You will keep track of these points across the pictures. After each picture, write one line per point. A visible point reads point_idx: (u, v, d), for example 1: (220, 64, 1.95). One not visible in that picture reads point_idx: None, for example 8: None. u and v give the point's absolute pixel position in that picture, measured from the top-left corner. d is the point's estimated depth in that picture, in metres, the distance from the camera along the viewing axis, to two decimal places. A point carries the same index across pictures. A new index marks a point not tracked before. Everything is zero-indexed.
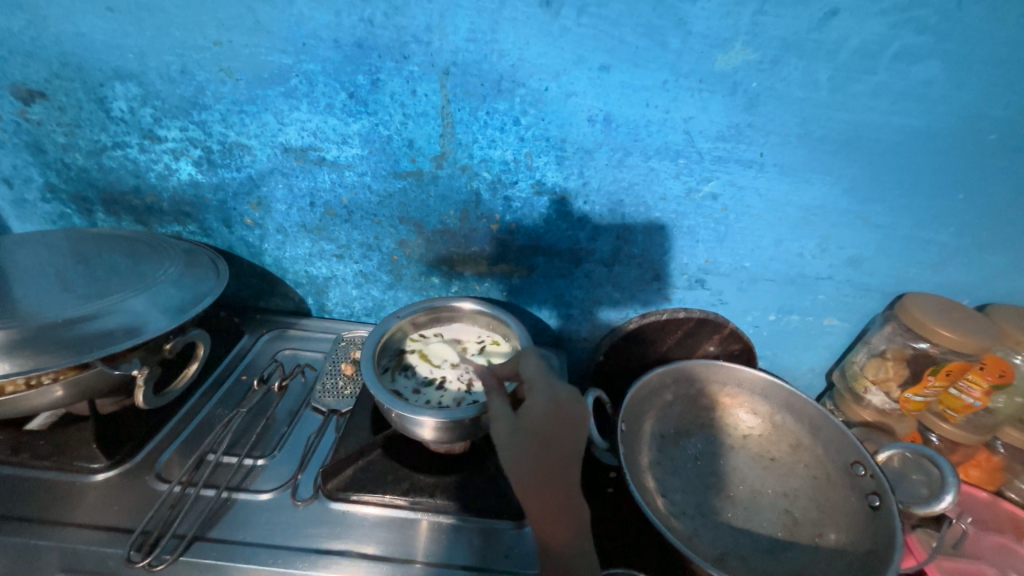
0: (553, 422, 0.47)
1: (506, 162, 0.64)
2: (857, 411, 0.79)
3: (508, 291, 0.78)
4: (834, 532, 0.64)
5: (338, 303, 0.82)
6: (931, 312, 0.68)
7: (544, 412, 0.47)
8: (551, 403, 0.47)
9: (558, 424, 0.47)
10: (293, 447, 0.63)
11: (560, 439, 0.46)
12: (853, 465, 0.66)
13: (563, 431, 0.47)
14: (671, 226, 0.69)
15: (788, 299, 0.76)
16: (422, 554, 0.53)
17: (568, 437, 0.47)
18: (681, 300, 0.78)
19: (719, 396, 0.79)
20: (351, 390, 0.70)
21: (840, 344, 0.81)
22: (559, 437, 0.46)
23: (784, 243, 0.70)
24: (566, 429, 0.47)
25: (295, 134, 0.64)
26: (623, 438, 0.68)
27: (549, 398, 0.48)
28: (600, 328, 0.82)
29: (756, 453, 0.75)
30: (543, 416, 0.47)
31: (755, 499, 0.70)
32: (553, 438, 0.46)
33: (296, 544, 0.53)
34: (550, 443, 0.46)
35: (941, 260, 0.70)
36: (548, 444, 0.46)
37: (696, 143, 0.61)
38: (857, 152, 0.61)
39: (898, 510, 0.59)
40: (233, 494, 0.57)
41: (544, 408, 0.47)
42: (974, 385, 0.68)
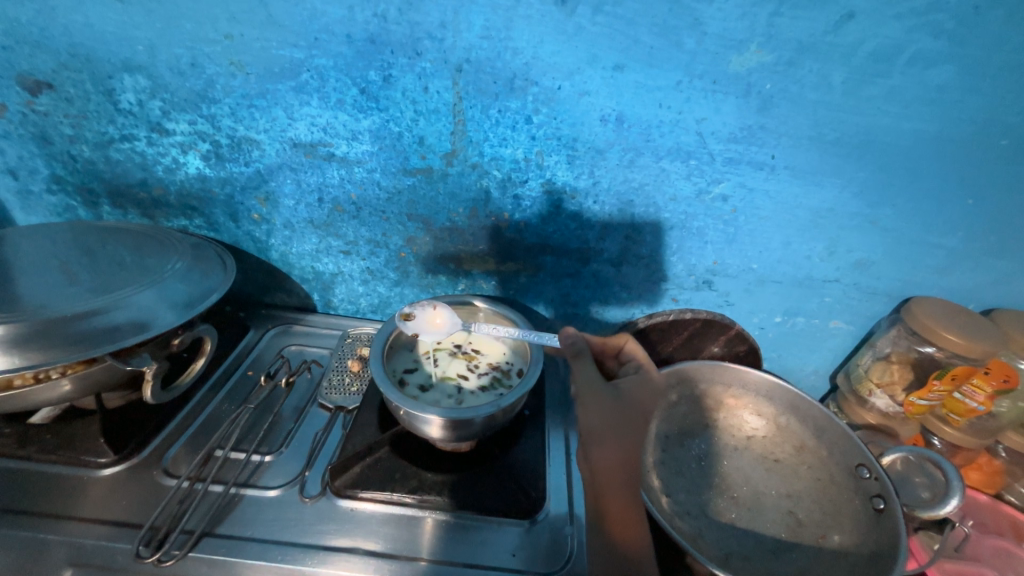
0: (641, 394, 0.59)
1: (516, 161, 0.64)
2: (861, 414, 0.79)
3: (515, 290, 0.78)
4: (837, 534, 0.64)
5: (343, 300, 0.81)
6: (938, 316, 0.69)
7: (637, 386, 0.60)
8: (641, 376, 0.61)
9: (647, 395, 0.59)
10: (299, 444, 0.63)
11: (647, 404, 0.59)
12: (858, 468, 0.66)
13: (647, 400, 0.59)
14: (679, 227, 0.69)
15: (794, 301, 0.76)
16: (429, 552, 0.53)
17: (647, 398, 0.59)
18: (687, 301, 0.78)
19: (723, 397, 0.79)
20: (357, 386, 0.70)
21: (844, 347, 0.81)
22: (647, 404, 0.59)
23: (792, 245, 0.70)
24: (647, 396, 0.59)
25: (305, 130, 0.63)
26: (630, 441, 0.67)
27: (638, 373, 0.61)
28: (606, 328, 0.82)
29: (760, 454, 0.75)
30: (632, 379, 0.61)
31: (759, 500, 0.70)
32: (642, 406, 0.58)
33: (305, 540, 0.52)
34: (639, 410, 0.58)
35: (947, 265, 0.70)
36: (638, 411, 0.58)
37: (708, 144, 0.61)
38: (868, 155, 0.61)
39: (902, 513, 0.59)
40: (241, 490, 0.56)
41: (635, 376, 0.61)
42: (978, 389, 0.69)
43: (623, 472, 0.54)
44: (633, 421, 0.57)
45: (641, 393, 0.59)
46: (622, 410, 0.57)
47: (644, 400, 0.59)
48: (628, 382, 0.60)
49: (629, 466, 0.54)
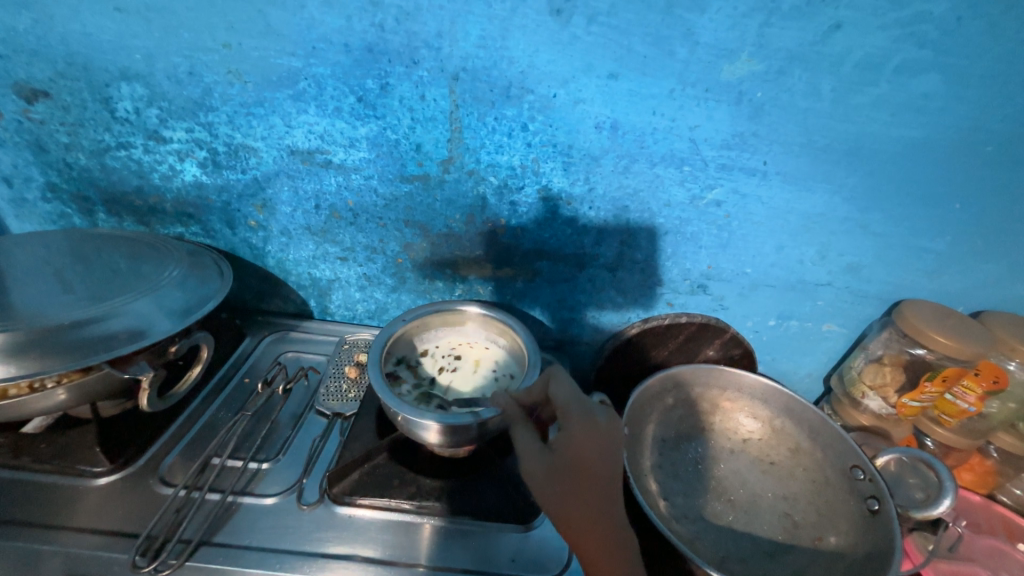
0: (590, 447, 0.50)
1: (513, 167, 0.65)
2: (855, 416, 0.80)
3: (511, 295, 0.79)
4: (833, 536, 0.65)
5: (340, 306, 0.81)
6: (929, 320, 0.70)
7: (581, 435, 0.51)
8: (589, 419, 0.52)
9: (596, 445, 0.51)
10: (297, 451, 0.62)
11: (595, 460, 0.50)
12: (852, 469, 0.67)
13: (598, 461, 0.50)
14: (674, 232, 0.70)
15: (788, 305, 0.77)
16: (426, 558, 0.53)
17: (600, 454, 0.50)
18: (683, 305, 0.79)
19: (718, 400, 0.80)
20: (354, 393, 0.70)
21: (837, 350, 0.82)
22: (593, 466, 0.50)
23: (785, 250, 0.71)
24: (598, 450, 0.50)
25: (302, 137, 0.64)
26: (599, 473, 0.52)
27: (583, 417, 0.52)
28: (602, 332, 0.83)
29: (756, 457, 0.76)
30: (578, 432, 0.51)
31: (755, 502, 0.71)
32: (585, 462, 0.50)
33: (304, 548, 0.52)
34: (587, 468, 0.50)
35: (937, 268, 0.72)
36: (582, 470, 0.50)
37: (701, 150, 0.62)
38: (858, 161, 0.63)
39: (897, 513, 0.60)
40: (238, 498, 0.56)
41: (581, 421, 0.51)
42: (969, 390, 0.70)
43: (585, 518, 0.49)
44: (586, 482, 0.49)
45: (581, 446, 0.50)
46: (564, 471, 0.49)
47: (590, 458, 0.50)
48: (571, 436, 0.50)
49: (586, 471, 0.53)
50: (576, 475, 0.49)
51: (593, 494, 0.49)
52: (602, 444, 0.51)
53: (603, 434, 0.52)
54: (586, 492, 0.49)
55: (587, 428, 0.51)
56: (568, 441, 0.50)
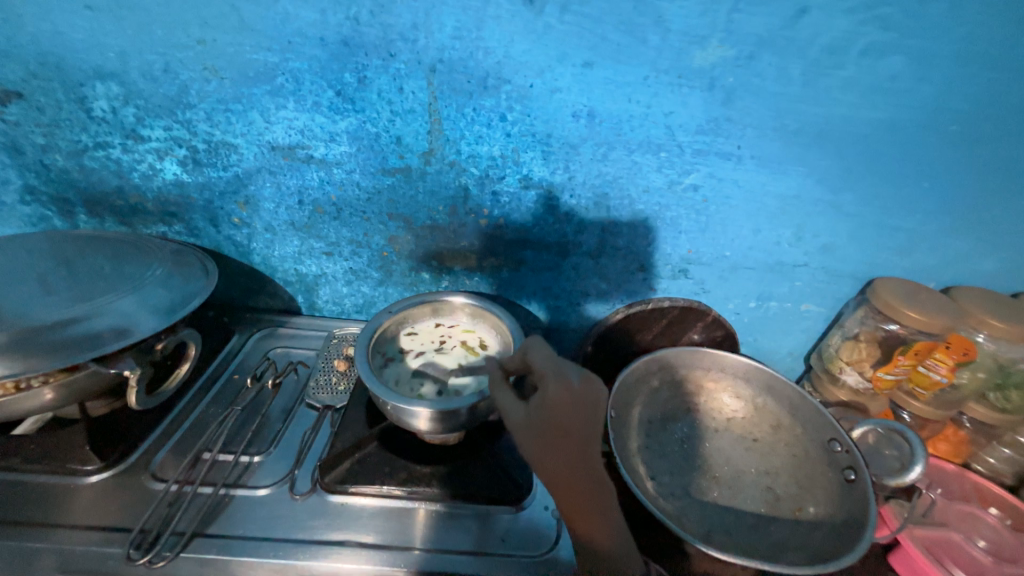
0: (565, 409, 0.50)
1: (493, 158, 0.65)
2: (833, 391, 0.83)
3: (497, 285, 0.80)
4: (813, 506, 0.67)
5: (328, 301, 0.82)
6: (900, 295, 0.72)
7: (555, 401, 0.50)
8: (566, 387, 0.51)
9: (572, 407, 0.50)
10: (288, 443, 0.62)
11: (572, 421, 0.50)
12: (830, 442, 0.70)
13: (574, 422, 0.50)
14: (654, 218, 0.72)
15: (767, 286, 0.79)
16: (422, 541, 0.54)
17: (580, 419, 0.50)
18: (665, 290, 0.80)
19: (702, 381, 0.82)
20: (344, 385, 0.70)
21: (816, 329, 0.84)
22: (571, 426, 0.50)
23: (762, 232, 0.73)
24: (575, 412, 0.50)
25: (282, 133, 0.64)
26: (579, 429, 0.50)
27: (559, 379, 0.51)
28: (588, 319, 0.84)
29: (739, 435, 0.78)
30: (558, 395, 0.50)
31: (739, 478, 0.73)
32: (562, 422, 0.50)
33: (297, 535, 0.52)
34: (564, 430, 0.50)
35: (908, 246, 0.74)
36: (561, 429, 0.50)
37: (677, 136, 0.64)
38: (828, 144, 0.64)
39: (871, 482, 0.63)
40: (231, 490, 0.56)
41: (558, 384, 0.50)
42: (940, 362, 0.73)
43: (568, 481, 0.50)
44: (563, 444, 0.50)
45: (558, 407, 0.50)
46: (543, 428, 0.49)
47: (565, 419, 0.50)
48: (545, 400, 0.50)
49: (572, 452, 0.50)
50: (550, 438, 0.50)
51: (576, 460, 0.50)
52: (578, 406, 0.50)
53: (579, 399, 0.51)
54: (565, 449, 0.50)
55: (563, 397, 0.50)
56: (541, 404, 0.50)
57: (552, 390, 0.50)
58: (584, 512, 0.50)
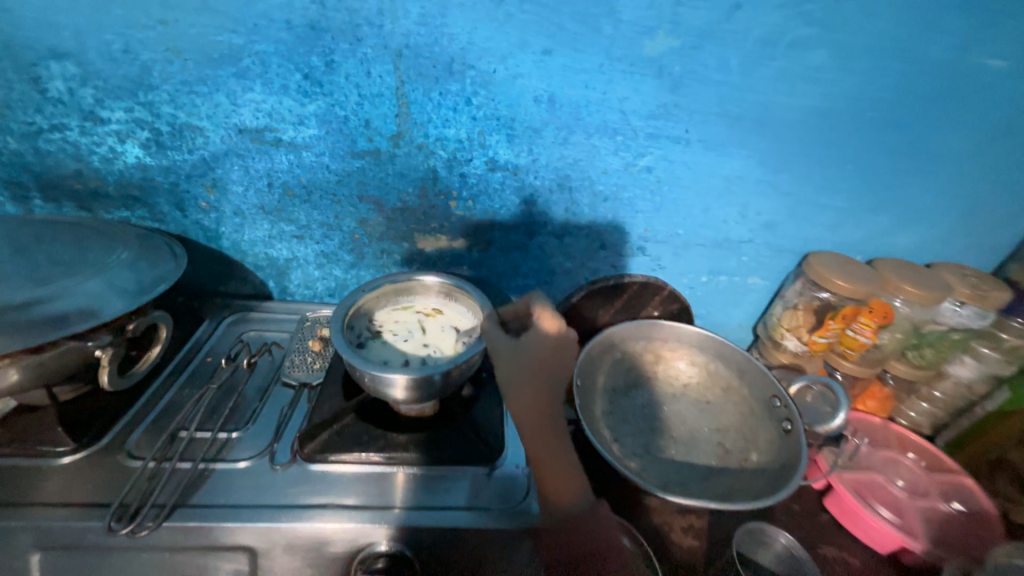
0: (545, 348, 0.59)
1: (460, 140, 0.68)
2: (777, 355, 0.92)
3: (468, 265, 0.83)
4: (757, 455, 0.75)
5: (300, 285, 0.83)
6: (831, 267, 0.81)
7: (538, 338, 0.59)
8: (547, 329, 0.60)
9: (551, 347, 0.60)
10: (265, 420, 0.64)
11: (548, 358, 0.59)
12: (771, 399, 0.79)
13: (550, 359, 0.59)
14: (612, 198, 0.77)
15: (716, 262, 0.86)
16: (401, 501, 0.57)
17: (553, 359, 0.59)
18: (625, 267, 0.86)
19: (661, 351, 0.88)
20: (319, 363, 0.72)
21: (761, 300, 0.93)
22: (547, 360, 0.59)
23: (710, 211, 0.80)
24: (553, 353, 0.59)
25: (249, 115, 0.65)
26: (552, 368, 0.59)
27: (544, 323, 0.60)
28: (555, 297, 0.89)
29: (694, 398, 0.85)
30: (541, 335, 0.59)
31: (693, 436, 0.80)
32: (541, 356, 0.59)
33: (280, 501, 0.54)
34: (540, 363, 0.59)
35: (837, 222, 0.82)
36: (539, 361, 0.59)
37: (631, 121, 0.69)
38: (765, 129, 0.71)
39: (804, 431, 0.72)
40: (211, 465, 0.57)
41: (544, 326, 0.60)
42: (864, 326, 0.81)
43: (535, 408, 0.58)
44: (537, 374, 0.58)
45: (540, 345, 0.59)
46: (524, 358, 0.58)
47: (545, 355, 0.59)
48: (531, 337, 0.59)
49: (545, 384, 0.58)
50: (529, 367, 0.58)
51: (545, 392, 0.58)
52: (555, 348, 0.60)
53: (557, 341, 0.60)
54: (538, 379, 0.58)
55: (537, 337, 0.59)
56: (527, 340, 0.59)
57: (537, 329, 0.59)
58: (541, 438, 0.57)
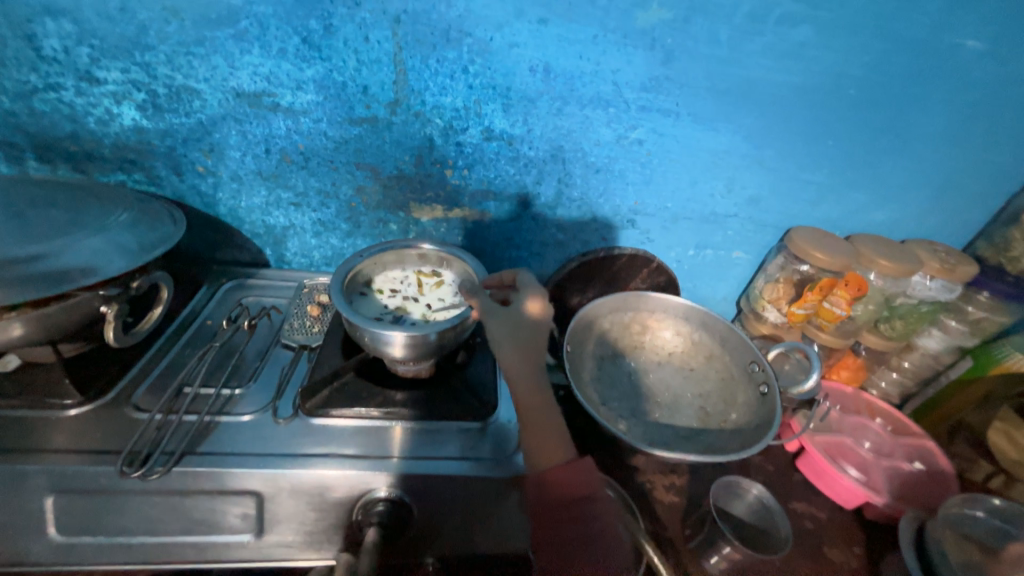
0: (532, 317, 0.61)
1: (457, 109, 0.70)
2: (758, 327, 0.96)
3: (463, 235, 0.85)
4: (735, 416, 0.80)
5: (297, 253, 0.85)
6: (810, 240, 0.85)
7: (527, 308, 0.61)
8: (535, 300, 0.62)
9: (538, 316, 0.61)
10: (267, 378, 0.66)
11: (535, 326, 0.61)
12: (750, 364, 0.83)
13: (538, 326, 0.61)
14: (604, 170, 0.79)
15: (702, 236, 0.90)
16: (399, 451, 0.60)
17: (539, 328, 0.61)
18: (615, 239, 0.89)
19: (648, 321, 0.92)
20: (318, 327, 0.74)
21: (744, 274, 0.96)
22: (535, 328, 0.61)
23: (698, 185, 0.82)
24: (540, 322, 0.61)
25: (247, 79, 0.65)
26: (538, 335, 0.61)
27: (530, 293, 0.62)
28: (547, 268, 0.92)
29: (678, 366, 0.89)
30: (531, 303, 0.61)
31: (677, 401, 0.84)
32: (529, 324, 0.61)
33: (284, 451, 0.57)
34: (529, 329, 0.60)
35: (818, 197, 0.86)
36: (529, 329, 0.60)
37: (623, 93, 0.71)
38: (752, 104, 0.74)
39: (779, 395, 0.75)
40: (216, 418, 0.59)
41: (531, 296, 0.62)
42: (841, 298, 0.85)
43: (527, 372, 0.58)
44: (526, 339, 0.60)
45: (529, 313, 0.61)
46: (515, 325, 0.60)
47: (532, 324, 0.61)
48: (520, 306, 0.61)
49: (533, 348, 0.60)
50: (519, 333, 0.59)
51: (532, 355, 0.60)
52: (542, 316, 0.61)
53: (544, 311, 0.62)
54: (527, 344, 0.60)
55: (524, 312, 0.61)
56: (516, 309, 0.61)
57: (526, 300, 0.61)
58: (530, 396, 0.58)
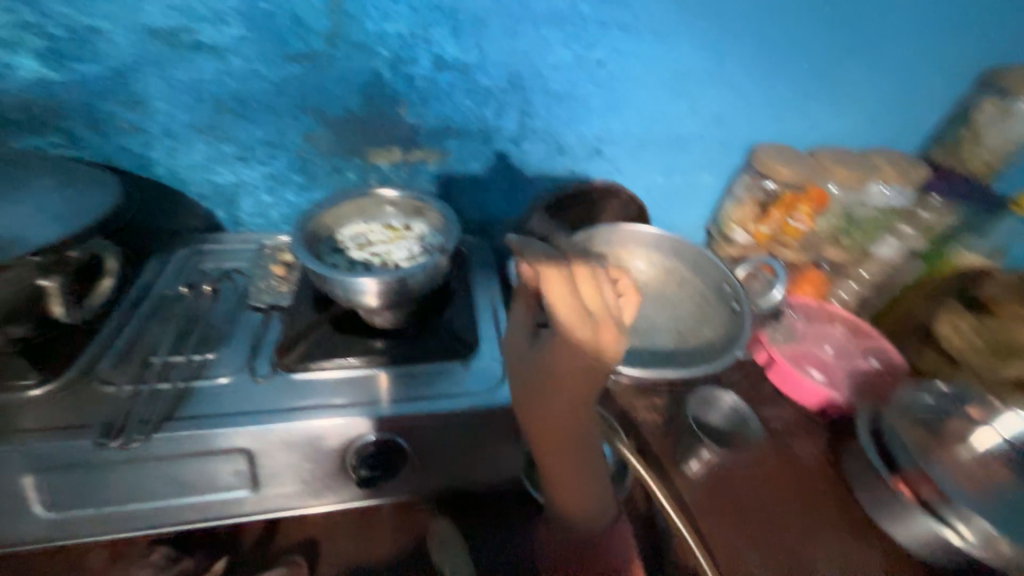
0: (569, 362, 0.56)
1: (402, 36, 0.67)
2: (726, 250, 0.98)
3: (427, 180, 0.81)
4: (710, 333, 0.83)
5: (252, 214, 0.80)
6: (775, 155, 0.87)
7: (567, 354, 0.56)
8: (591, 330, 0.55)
9: (576, 366, 0.56)
10: (239, 340, 0.64)
11: (565, 372, 0.57)
12: (721, 285, 0.86)
13: (573, 372, 0.57)
14: (565, 96, 0.76)
15: (670, 161, 0.89)
16: (388, 396, 0.59)
17: (579, 372, 0.57)
18: (584, 171, 0.87)
19: (620, 254, 0.91)
20: (286, 287, 0.72)
21: (713, 198, 0.97)
22: (563, 376, 0.57)
23: (662, 105, 0.80)
24: (580, 373, 0.56)
25: (158, 14, 0.61)
26: (572, 388, 0.57)
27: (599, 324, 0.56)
28: (519, 209, 0.89)
29: (653, 294, 0.91)
30: (568, 349, 0.56)
31: (654, 327, 0.87)
32: (558, 372, 0.57)
33: (268, 407, 0.56)
34: (557, 378, 0.57)
35: (781, 111, 0.85)
36: (553, 379, 0.57)
37: (575, 7, 0.68)
38: (704, 12, 0.72)
39: (750, 312, 0.80)
40: (190, 383, 0.58)
41: (576, 337, 0.56)
42: (802, 212, 0.86)
43: (559, 431, 0.57)
44: (555, 386, 0.57)
45: (562, 360, 0.57)
46: (541, 376, 0.57)
47: (569, 373, 0.57)
48: (553, 351, 0.57)
49: (575, 399, 0.57)
50: (545, 385, 0.58)
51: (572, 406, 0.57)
52: (583, 361, 0.56)
53: (591, 358, 0.56)
54: (557, 391, 0.57)
55: (570, 348, 0.56)
56: (545, 348, 0.58)
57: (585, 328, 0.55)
58: (561, 454, 0.57)
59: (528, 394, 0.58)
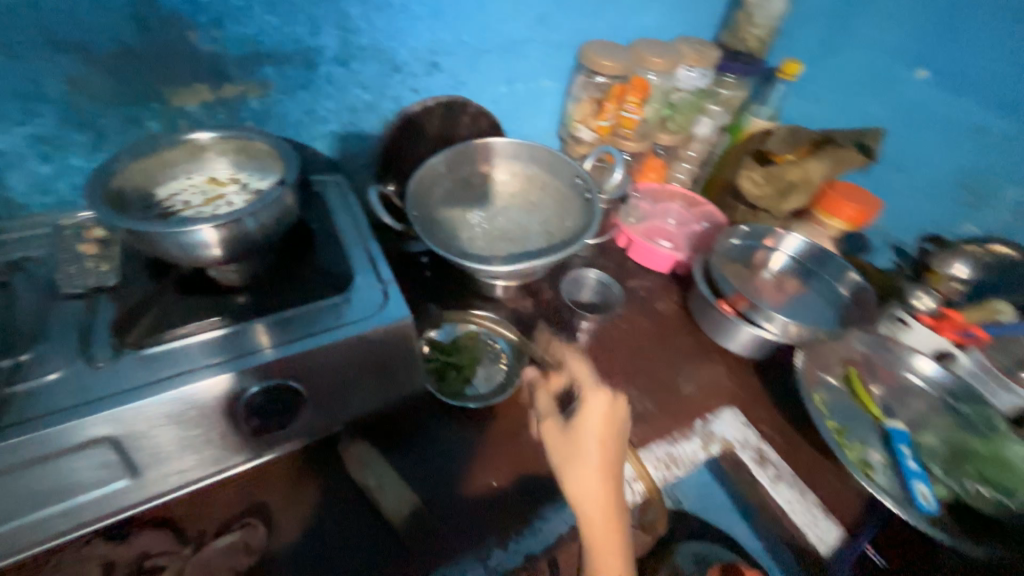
0: (602, 429, 0.61)
1: None
2: (577, 149, 1.06)
3: (253, 119, 0.73)
4: (572, 224, 0.91)
5: (29, 192, 0.66)
6: (598, 50, 0.92)
7: (598, 420, 0.62)
8: (607, 411, 0.63)
9: (605, 428, 0.62)
10: (59, 331, 0.54)
11: (604, 438, 0.61)
12: (574, 180, 0.94)
13: (605, 430, 0.61)
14: (384, 5, 0.72)
15: (510, 69, 0.91)
16: (264, 345, 0.56)
17: (610, 444, 0.61)
18: (427, 89, 0.85)
19: (481, 171, 0.96)
20: (107, 265, 0.61)
21: (558, 103, 1.03)
22: (603, 437, 0.61)
23: (487, 8, 0.81)
24: (606, 432, 0.61)
25: None
26: (607, 458, 0.59)
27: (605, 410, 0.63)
28: (370, 140, 0.85)
29: (519, 202, 0.96)
30: (595, 419, 0.62)
31: (526, 231, 0.92)
32: (588, 439, 0.60)
33: (122, 389, 0.50)
34: (582, 444, 0.60)
35: (597, 6, 0.91)
36: (578, 441, 0.60)
37: None
38: None
39: (599, 200, 0.89)
40: (7, 389, 0.49)
41: (598, 412, 0.62)
42: (631, 103, 0.97)
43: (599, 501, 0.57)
44: (581, 454, 0.59)
45: (596, 424, 0.62)
46: (571, 439, 0.61)
47: (606, 435, 0.61)
48: (585, 419, 0.62)
49: (608, 473, 0.59)
50: (576, 451, 0.60)
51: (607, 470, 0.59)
52: (610, 429, 0.62)
53: (613, 421, 0.63)
54: (592, 469, 0.58)
55: (592, 415, 0.62)
56: (585, 416, 0.62)
57: (595, 404, 0.63)
58: (598, 521, 0.56)
59: (571, 478, 0.58)
